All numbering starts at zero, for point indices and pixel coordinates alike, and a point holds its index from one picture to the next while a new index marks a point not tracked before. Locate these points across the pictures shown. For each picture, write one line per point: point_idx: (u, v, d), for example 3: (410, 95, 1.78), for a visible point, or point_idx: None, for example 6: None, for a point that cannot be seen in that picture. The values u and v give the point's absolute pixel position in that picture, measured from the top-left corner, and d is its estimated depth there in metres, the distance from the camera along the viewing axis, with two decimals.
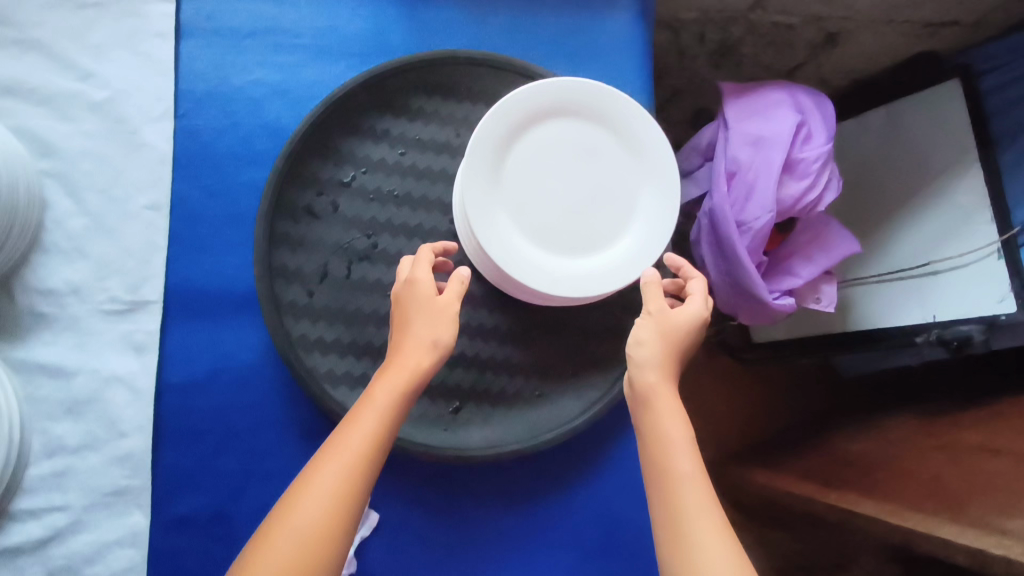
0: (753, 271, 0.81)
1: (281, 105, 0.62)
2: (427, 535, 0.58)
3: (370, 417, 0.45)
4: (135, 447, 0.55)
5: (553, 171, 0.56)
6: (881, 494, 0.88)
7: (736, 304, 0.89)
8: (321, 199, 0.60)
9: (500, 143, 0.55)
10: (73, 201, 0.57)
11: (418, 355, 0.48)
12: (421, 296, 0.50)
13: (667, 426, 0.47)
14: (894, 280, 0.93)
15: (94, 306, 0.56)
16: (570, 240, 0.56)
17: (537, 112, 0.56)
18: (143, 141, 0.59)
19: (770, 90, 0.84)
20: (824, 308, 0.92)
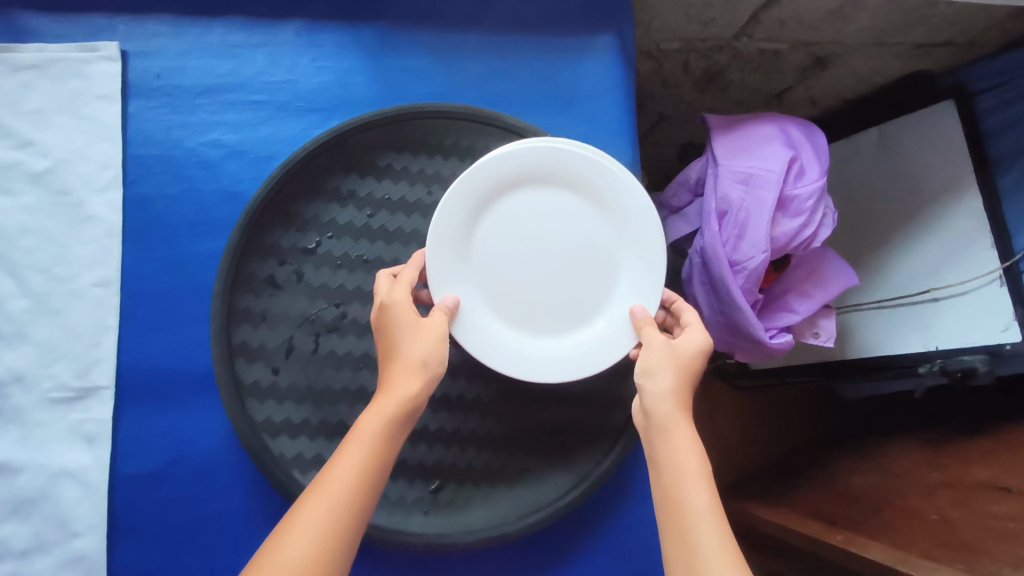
0: (749, 313, 0.78)
1: (238, 167, 0.58)
2: None
3: (359, 449, 0.42)
4: (89, 548, 0.50)
5: (528, 241, 0.53)
6: (890, 536, 0.85)
7: (733, 343, 0.85)
8: (284, 268, 0.55)
9: (466, 219, 0.51)
10: (13, 280, 0.53)
11: (407, 380, 0.45)
12: (405, 320, 0.47)
13: (682, 457, 0.44)
14: (890, 307, 0.90)
15: (40, 395, 0.52)
16: (549, 317, 0.53)
17: (505, 181, 0.52)
18: (89, 213, 0.54)
19: (759, 123, 0.80)
20: (824, 342, 0.88)
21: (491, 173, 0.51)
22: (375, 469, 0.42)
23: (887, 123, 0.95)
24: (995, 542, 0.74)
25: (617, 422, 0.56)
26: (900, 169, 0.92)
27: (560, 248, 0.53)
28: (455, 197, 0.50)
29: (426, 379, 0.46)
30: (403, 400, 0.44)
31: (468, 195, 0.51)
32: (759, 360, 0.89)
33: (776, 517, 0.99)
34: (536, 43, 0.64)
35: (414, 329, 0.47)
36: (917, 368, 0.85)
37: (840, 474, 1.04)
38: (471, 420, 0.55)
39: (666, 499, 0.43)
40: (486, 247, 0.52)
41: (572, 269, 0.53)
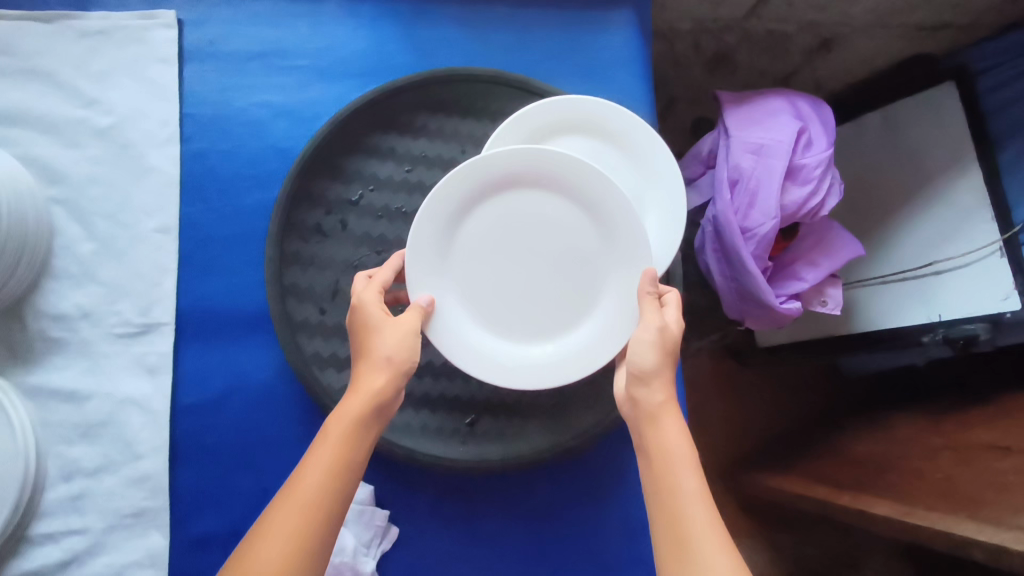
0: (759, 277, 0.82)
1: (285, 126, 0.62)
2: (446, 546, 0.58)
3: (330, 451, 0.44)
4: (152, 469, 0.54)
5: (512, 244, 0.55)
6: (895, 494, 0.89)
7: (744, 309, 0.89)
8: (330, 217, 0.59)
9: (448, 221, 0.54)
10: (81, 225, 0.57)
11: (372, 378, 0.47)
12: (373, 322, 0.49)
13: (670, 442, 0.46)
14: (895, 281, 0.94)
15: (106, 330, 0.56)
16: (530, 320, 0.56)
17: (490, 183, 0.54)
18: (149, 165, 0.59)
19: (769, 97, 0.84)
20: (832, 311, 0.91)
21: (474, 177, 0.53)
22: (341, 472, 0.43)
23: (888, 106, 1.00)
24: (998, 494, 0.78)
25: None
26: (897, 150, 0.97)
27: (550, 251, 0.56)
28: (438, 201, 0.52)
29: (393, 382, 0.47)
30: (371, 402, 0.46)
31: (451, 198, 0.53)
32: (768, 327, 0.93)
33: (784, 484, 1.03)
34: (562, 17, 0.69)
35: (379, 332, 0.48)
36: (920, 339, 0.88)
37: (846, 441, 1.08)
38: None
39: (653, 482, 0.45)
40: (469, 249, 0.55)
41: (562, 267, 0.55)
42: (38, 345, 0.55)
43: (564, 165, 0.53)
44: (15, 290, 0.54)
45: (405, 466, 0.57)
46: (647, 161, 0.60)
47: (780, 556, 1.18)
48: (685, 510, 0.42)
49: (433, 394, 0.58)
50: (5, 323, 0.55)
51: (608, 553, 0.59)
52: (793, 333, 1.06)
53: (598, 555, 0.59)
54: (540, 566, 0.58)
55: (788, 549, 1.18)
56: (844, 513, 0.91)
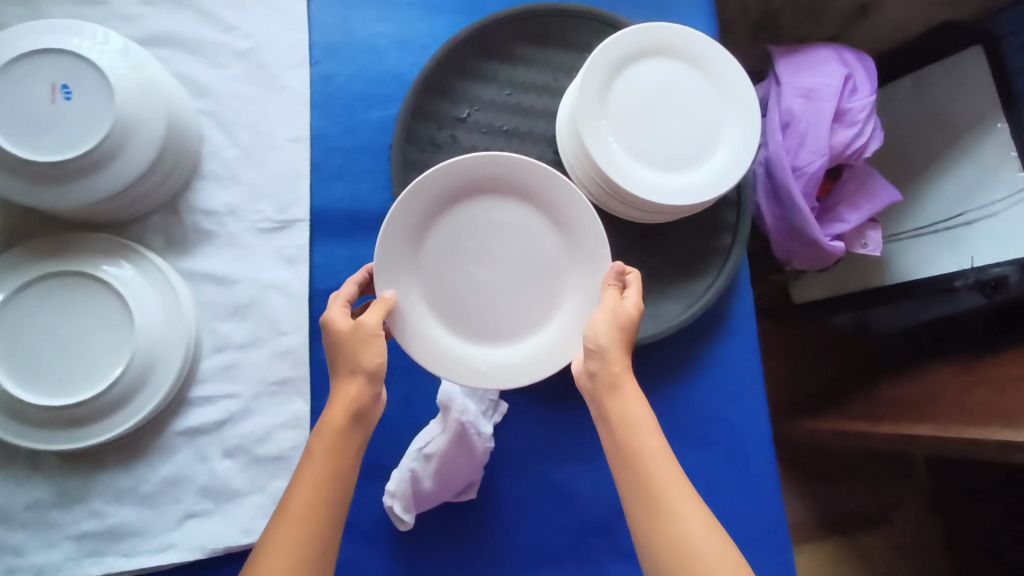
0: (808, 214, 0.88)
1: (400, 55, 0.69)
2: (552, 419, 0.64)
3: (319, 458, 0.47)
4: (294, 344, 0.61)
5: (475, 251, 0.59)
6: (934, 415, 0.93)
7: (791, 248, 0.96)
8: (442, 131, 0.67)
9: (412, 232, 0.56)
10: (225, 134, 0.64)
11: (347, 391, 0.50)
12: (348, 336, 0.51)
13: (633, 412, 0.50)
14: (925, 233, 1.02)
15: (250, 225, 0.63)
16: (495, 328, 0.59)
17: (451, 193, 0.58)
18: (284, 84, 0.65)
19: (816, 48, 0.91)
20: (871, 253, 0.98)
21: (435, 187, 0.56)
22: (335, 477, 0.47)
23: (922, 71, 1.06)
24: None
25: (710, 265, 0.69)
26: (937, 109, 1.03)
27: (512, 259, 0.59)
28: (403, 214, 0.54)
29: (370, 393, 0.50)
30: (350, 413, 0.49)
31: (413, 212, 0.55)
32: (812, 268, 1.00)
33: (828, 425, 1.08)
34: None
35: (358, 346, 0.50)
36: (953, 284, 0.95)
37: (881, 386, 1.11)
38: None
39: (621, 449, 0.50)
40: (432, 257, 0.58)
41: (523, 272, 0.59)
42: (193, 235, 0.62)
43: (525, 172, 0.57)
44: (173, 184, 0.61)
45: None
46: (723, 80, 0.65)
47: (821, 505, 1.20)
48: (654, 473, 0.48)
49: None
50: (164, 216, 0.62)
51: (691, 430, 0.68)
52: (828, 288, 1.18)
53: (682, 432, 0.68)
54: None
55: (828, 501, 1.20)
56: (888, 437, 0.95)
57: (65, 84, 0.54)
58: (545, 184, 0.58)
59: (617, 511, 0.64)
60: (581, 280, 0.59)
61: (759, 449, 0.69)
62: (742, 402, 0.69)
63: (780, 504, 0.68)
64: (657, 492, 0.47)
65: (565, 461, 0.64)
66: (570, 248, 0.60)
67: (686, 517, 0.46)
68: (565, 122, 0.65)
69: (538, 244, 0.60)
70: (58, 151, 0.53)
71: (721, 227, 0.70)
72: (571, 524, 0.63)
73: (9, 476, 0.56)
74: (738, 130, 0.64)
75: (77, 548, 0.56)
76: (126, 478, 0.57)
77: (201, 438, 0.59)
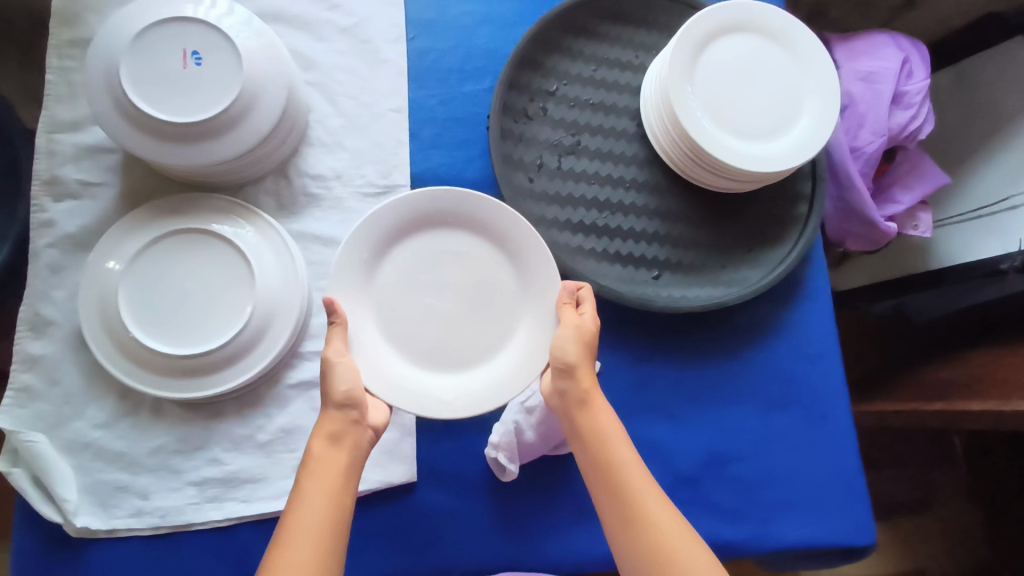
0: (864, 192, 0.88)
1: (489, 32, 0.72)
2: (648, 371, 0.68)
3: (312, 478, 0.49)
4: None
5: (428, 283, 0.61)
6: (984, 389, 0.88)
7: (845, 229, 0.96)
8: (534, 103, 0.70)
9: (362, 266, 0.59)
10: (331, 105, 0.68)
11: (335, 421, 0.52)
12: (322, 369, 0.55)
13: (603, 424, 0.52)
14: (971, 218, 1.02)
15: (355, 189, 0.66)
16: (444, 358, 0.60)
17: (400, 229, 0.61)
18: (384, 58, 0.69)
19: (871, 35, 0.94)
20: (923, 235, 1.00)
21: (381, 224, 0.60)
22: (337, 495, 0.48)
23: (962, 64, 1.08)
24: None
25: (787, 233, 0.71)
26: (977, 99, 1.04)
27: (464, 288, 0.62)
28: (351, 248, 0.58)
29: (352, 412, 0.53)
30: (332, 436, 0.51)
31: (363, 246, 0.59)
32: (863, 249, 1.01)
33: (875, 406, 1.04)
34: None
35: (329, 374, 0.54)
36: (997, 268, 0.92)
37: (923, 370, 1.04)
38: (678, 229, 0.70)
39: (595, 462, 0.52)
40: (382, 289, 0.61)
41: (472, 301, 0.62)
42: (302, 198, 0.65)
43: (471, 204, 0.61)
44: (286, 150, 0.65)
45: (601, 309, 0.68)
46: (804, 54, 0.68)
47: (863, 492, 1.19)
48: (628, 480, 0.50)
49: (623, 252, 0.69)
50: (275, 179, 0.66)
51: (771, 393, 0.69)
52: (872, 273, 1.16)
53: (761, 395, 0.69)
54: (718, 399, 0.68)
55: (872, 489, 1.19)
56: (936, 416, 0.91)
57: (196, 51, 0.57)
58: (485, 212, 0.61)
59: (701, 465, 0.67)
60: (535, 309, 0.61)
61: (838, 409, 0.69)
62: (820, 362, 0.70)
63: (859, 464, 0.69)
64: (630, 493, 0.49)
65: (654, 416, 0.67)
66: (523, 276, 0.62)
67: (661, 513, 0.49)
68: (653, 93, 0.67)
69: (491, 274, 0.62)
70: (190, 113, 0.56)
71: (797, 198, 0.71)
72: (664, 478, 0.66)
73: (136, 422, 0.59)
74: (820, 103, 0.67)
75: (198, 493, 0.58)
76: (244, 427, 0.60)
77: (314, 390, 0.61)
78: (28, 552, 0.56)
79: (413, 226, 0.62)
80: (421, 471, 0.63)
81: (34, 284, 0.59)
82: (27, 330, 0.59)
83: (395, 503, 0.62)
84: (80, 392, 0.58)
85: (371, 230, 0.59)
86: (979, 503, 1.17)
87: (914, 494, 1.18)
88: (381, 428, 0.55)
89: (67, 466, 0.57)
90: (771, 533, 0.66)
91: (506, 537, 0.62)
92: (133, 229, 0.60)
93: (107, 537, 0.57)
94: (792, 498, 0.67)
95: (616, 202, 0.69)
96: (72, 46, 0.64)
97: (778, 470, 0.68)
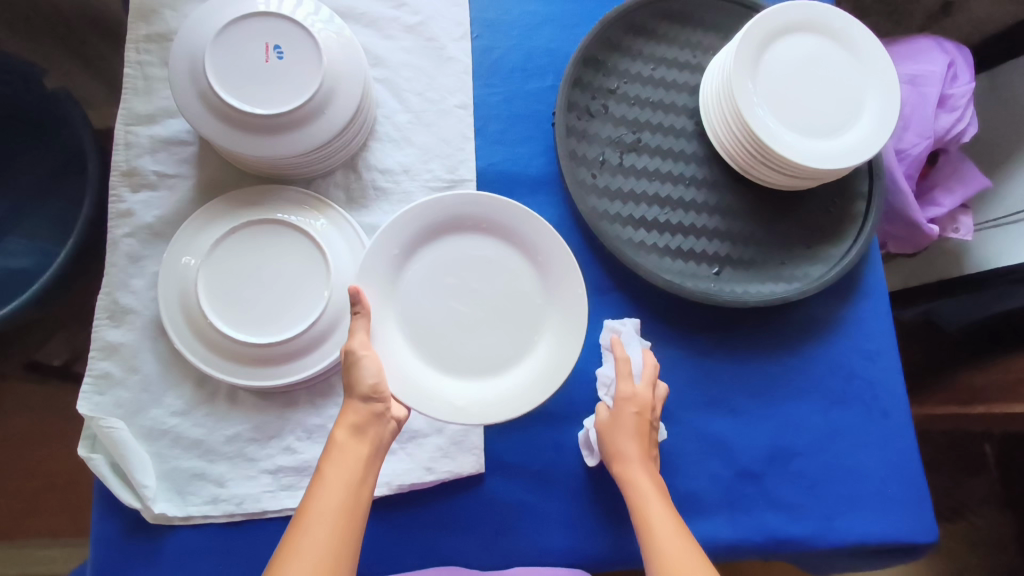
0: (909, 194, 0.87)
1: (552, 31, 0.73)
2: (710, 366, 0.68)
3: (332, 469, 0.49)
4: None
5: (454, 285, 0.62)
6: None
7: (888, 231, 0.96)
8: (595, 102, 0.70)
9: (392, 262, 0.61)
10: (398, 101, 0.69)
11: (356, 414, 0.52)
12: (346, 360, 0.54)
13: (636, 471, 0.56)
14: (1011, 222, 0.96)
15: (423, 183, 0.68)
16: (466, 363, 0.61)
17: (433, 228, 0.62)
18: (450, 55, 0.70)
19: (916, 39, 0.95)
20: (963, 237, 0.98)
21: (413, 222, 0.61)
22: (357, 486, 0.49)
23: (996, 68, 1.04)
24: None
25: (844, 230, 0.71)
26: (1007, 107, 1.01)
27: (491, 294, 0.62)
28: (381, 243, 0.59)
29: (376, 405, 0.53)
30: (354, 429, 0.51)
31: (393, 241, 0.60)
32: (904, 252, 1.00)
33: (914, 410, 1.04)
34: None
35: (353, 367, 0.53)
36: None
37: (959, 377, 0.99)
38: (738, 225, 0.70)
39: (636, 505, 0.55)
40: (408, 288, 0.62)
41: (500, 310, 0.62)
42: (371, 192, 0.67)
43: (503, 212, 0.62)
44: (357, 144, 0.66)
45: (662, 304, 0.69)
46: (862, 56, 0.68)
47: None
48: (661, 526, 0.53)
49: (685, 248, 0.69)
50: (344, 173, 0.67)
51: (830, 389, 0.69)
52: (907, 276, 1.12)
53: (820, 391, 0.69)
54: (778, 394, 0.68)
55: None
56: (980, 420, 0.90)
57: (277, 45, 0.59)
58: (514, 220, 0.62)
59: (763, 460, 0.67)
60: (560, 324, 0.61)
61: (898, 406, 0.70)
62: (879, 359, 0.70)
63: (919, 460, 0.69)
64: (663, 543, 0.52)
65: (716, 411, 0.68)
66: (553, 290, 0.62)
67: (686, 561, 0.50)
68: (714, 91, 0.68)
69: (517, 283, 0.62)
70: (271, 106, 0.58)
71: (853, 196, 0.72)
72: (726, 473, 0.66)
73: (211, 411, 0.59)
74: (880, 101, 0.67)
75: (272, 482, 0.58)
76: (317, 416, 0.60)
77: None
78: (108, 537, 0.57)
79: (441, 229, 0.63)
80: (489, 462, 0.63)
81: (114, 273, 0.60)
82: (107, 318, 0.60)
83: (464, 494, 0.63)
84: (157, 380, 0.59)
85: (397, 233, 0.60)
86: (1013, 513, 1.15)
87: (947, 503, 1.16)
88: (403, 419, 0.56)
89: (144, 453, 0.57)
90: (835, 529, 0.66)
91: (574, 528, 0.63)
92: (207, 222, 0.61)
93: (184, 524, 0.57)
94: (856, 495, 0.67)
95: (677, 199, 0.70)
96: (149, 41, 0.65)
97: (838, 466, 0.68)
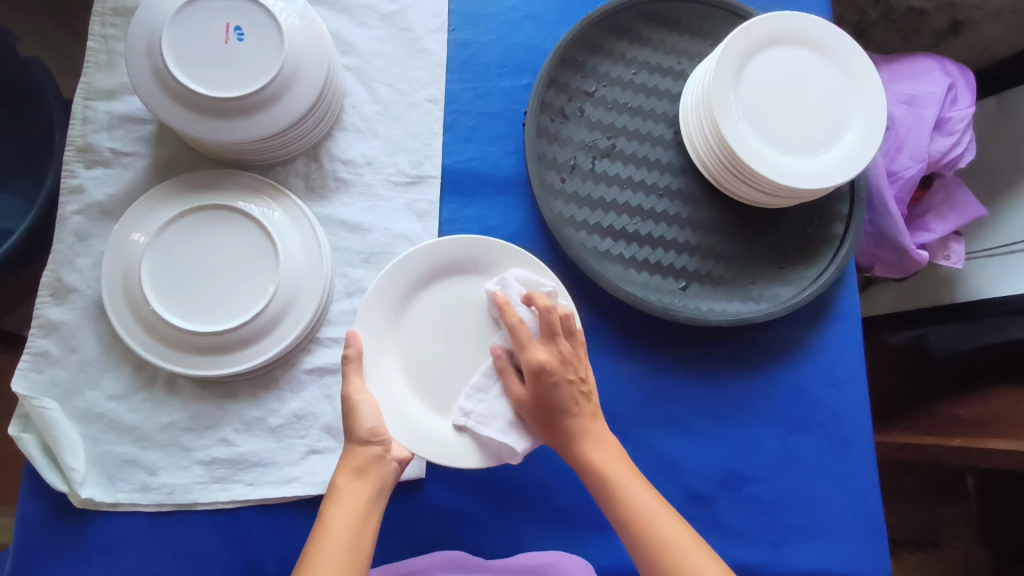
0: (899, 217, 0.80)
1: (533, 27, 0.70)
2: (665, 379, 0.66)
3: (335, 514, 0.47)
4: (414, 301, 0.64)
5: (456, 329, 0.60)
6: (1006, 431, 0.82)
7: (876, 254, 0.88)
8: (571, 103, 0.68)
9: (392, 306, 0.59)
10: (367, 90, 0.68)
11: (358, 456, 0.50)
12: (345, 407, 0.52)
13: (601, 457, 0.53)
14: (1001, 254, 0.92)
15: (385, 176, 0.66)
16: (440, 395, 0.59)
17: (438, 270, 0.61)
18: (424, 47, 0.69)
19: (919, 57, 0.90)
20: (952, 265, 0.93)
21: (421, 263, 0.59)
22: (360, 531, 0.46)
23: (1005, 94, 0.99)
24: None
25: (816, 249, 0.69)
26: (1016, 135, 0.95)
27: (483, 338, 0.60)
28: (382, 287, 0.58)
29: (376, 448, 0.51)
30: (354, 473, 0.49)
31: (397, 281, 0.59)
32: (891, 276, 0.93)
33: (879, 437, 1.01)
34: None
35: (351, 412, 0.51)
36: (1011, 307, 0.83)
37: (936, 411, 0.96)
38: (706, 240, 0.68)
39: (613, 498, 0.51)
40: (410, 331, 0.60)
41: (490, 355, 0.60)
42: (332, 183, 0.65)
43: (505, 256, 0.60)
44: (319, 134, 0.64)
45: (621, 315, 0.67)
46: (850, 76, 0.66)
47: None
48: (646, 514, 0.50)
49: (652, 260, 0.67)
50: (305, 161, 0.65)
51: (789, 418, 0.67)
52: (894, 302, 1.07)
53: (779, 418, 0.67)
54: (736, 415, 0.67)
55: None
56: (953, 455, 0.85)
57: (238, 26, 0.57)
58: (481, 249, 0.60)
59: (715, 483, 0.65)
60: None
61: (861, 438, 0.67)
62: (844, 388, 0.68)
63: (879, 493, 0.66)
64: (656, 539, 0.49)
65: (670, 429, 0.66)
66: None
67: (692, 552, 0.48)
68: (694, 99, 0.65)
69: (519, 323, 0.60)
70: (224, 88, 0.56)
71: (831, 217, 0.69)
72: (676, 494, 0.65)
73: (149, 397, 0.58)
74: (863, 120, 0.65)
75: (205, 473, 0.57)
76: (256, 410, 0.59)
77: (326, 377, 0.60)
78: (32, 519, 0.56)
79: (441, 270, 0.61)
80: (431, 467, 0.62)
81: (59, 250, 0.59)
82: (49, 296, 0.59)
83: (403, 497, 0.61)
84: (96, 361, 0.58)
85: (405, 270, 0.59)
86: (987, 552, 1.11)
87: (920, 535, 1.13)
88: (408, 459, 0.53)
89: (77, 435, 0.57)
90: (784, 559, 0.64)
91: (512, 539, 0.61)
92: (156, 204, 0.59)
93: (113, 509, 0.57)
94: (808, 526, 0.65)
95: (647, 209, 0.67)
96: (116, 15, 0.64)
97: (793, 495, 0.66)
